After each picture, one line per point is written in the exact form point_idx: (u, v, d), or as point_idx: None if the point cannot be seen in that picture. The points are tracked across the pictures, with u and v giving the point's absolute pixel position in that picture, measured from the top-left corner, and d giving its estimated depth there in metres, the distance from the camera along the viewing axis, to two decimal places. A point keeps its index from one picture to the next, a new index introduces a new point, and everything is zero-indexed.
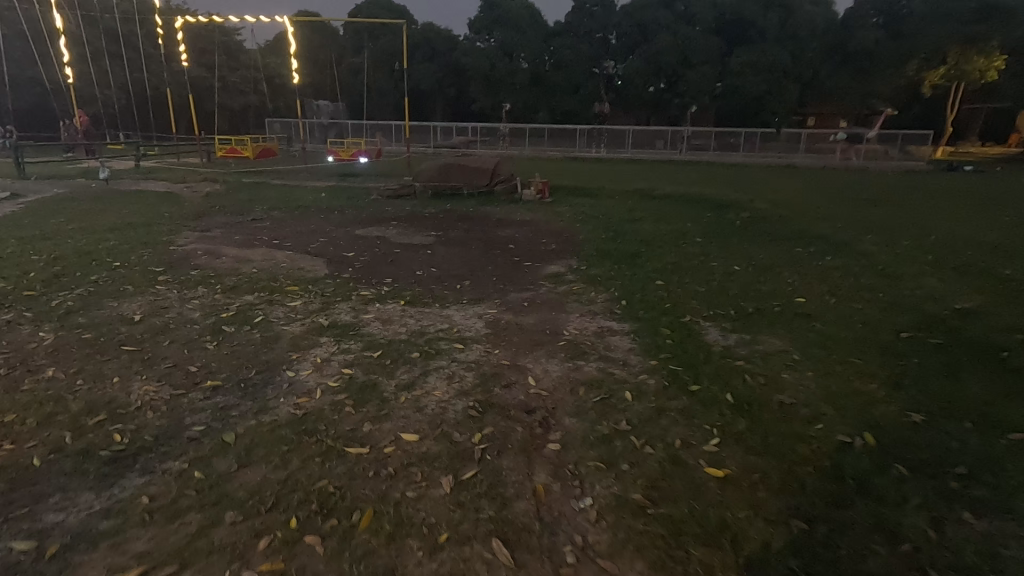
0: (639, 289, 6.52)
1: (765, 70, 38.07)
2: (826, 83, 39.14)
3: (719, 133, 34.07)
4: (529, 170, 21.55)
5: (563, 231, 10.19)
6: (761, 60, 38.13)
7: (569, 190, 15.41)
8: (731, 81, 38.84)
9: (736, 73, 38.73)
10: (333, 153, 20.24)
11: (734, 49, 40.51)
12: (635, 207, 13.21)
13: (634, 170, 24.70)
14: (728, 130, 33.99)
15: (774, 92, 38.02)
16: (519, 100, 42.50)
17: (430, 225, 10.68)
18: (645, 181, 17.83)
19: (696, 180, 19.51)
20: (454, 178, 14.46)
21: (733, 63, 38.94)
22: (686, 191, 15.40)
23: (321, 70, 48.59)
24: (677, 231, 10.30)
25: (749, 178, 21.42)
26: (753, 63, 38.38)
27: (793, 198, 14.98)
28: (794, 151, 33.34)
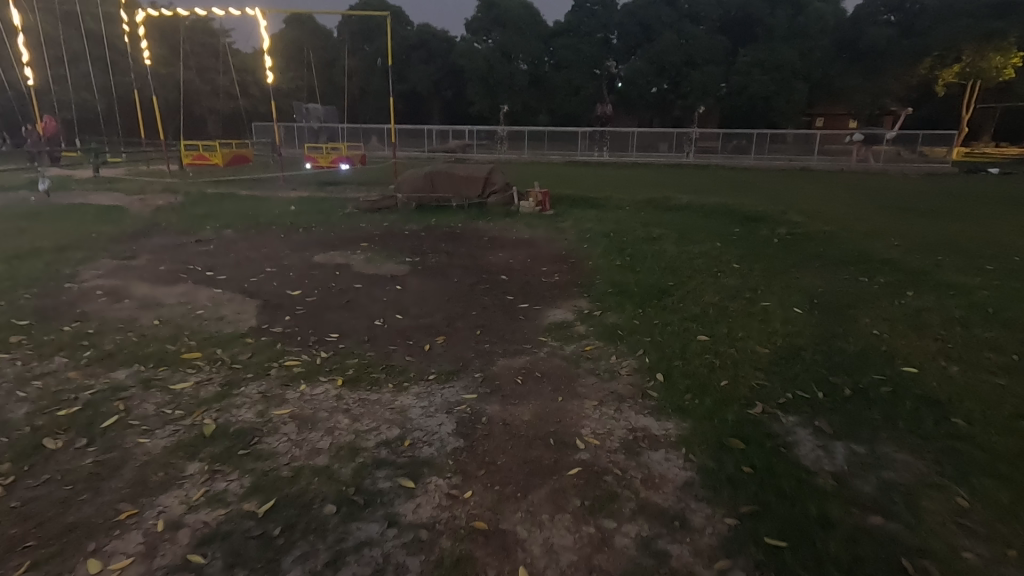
0: (676, 350, 4.74)
1: (773, 69, 36.40)
2: (837, 83, 37.46)
3: (729, 134, 32.20)
4: (527, 176, 19.81)
5: (568, 256, 8.36)
6: (770, 58, 36.44)
7: (570, 200, 13.63)
8: (738, 81, 37.15)
9: (743, 73, 37.03)
10: (312, 159, 18.43)
11: (741, 49, 38.89)
12: (649, 220, 11.42)
13: (642, 176, 22.97)
14: (739, 132, 32.09)
15: (783, 93, 36.32)
16: (518, 103, 40.81)
17: (408, 248, 8.88)
18: (655, 190, 16.05)
19: (710, 186, 17.78)
20: (441, 189, 12.66)
21: (741, 63, 37.28)
22: (705, 200, 13.61)
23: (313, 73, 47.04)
24: (705, 253, 8.50)
25: (768, 184, 19.68)
26: (762, 62, 36.73)
27: (827, 207, 13.19)
28: (808, 153, 31.51)
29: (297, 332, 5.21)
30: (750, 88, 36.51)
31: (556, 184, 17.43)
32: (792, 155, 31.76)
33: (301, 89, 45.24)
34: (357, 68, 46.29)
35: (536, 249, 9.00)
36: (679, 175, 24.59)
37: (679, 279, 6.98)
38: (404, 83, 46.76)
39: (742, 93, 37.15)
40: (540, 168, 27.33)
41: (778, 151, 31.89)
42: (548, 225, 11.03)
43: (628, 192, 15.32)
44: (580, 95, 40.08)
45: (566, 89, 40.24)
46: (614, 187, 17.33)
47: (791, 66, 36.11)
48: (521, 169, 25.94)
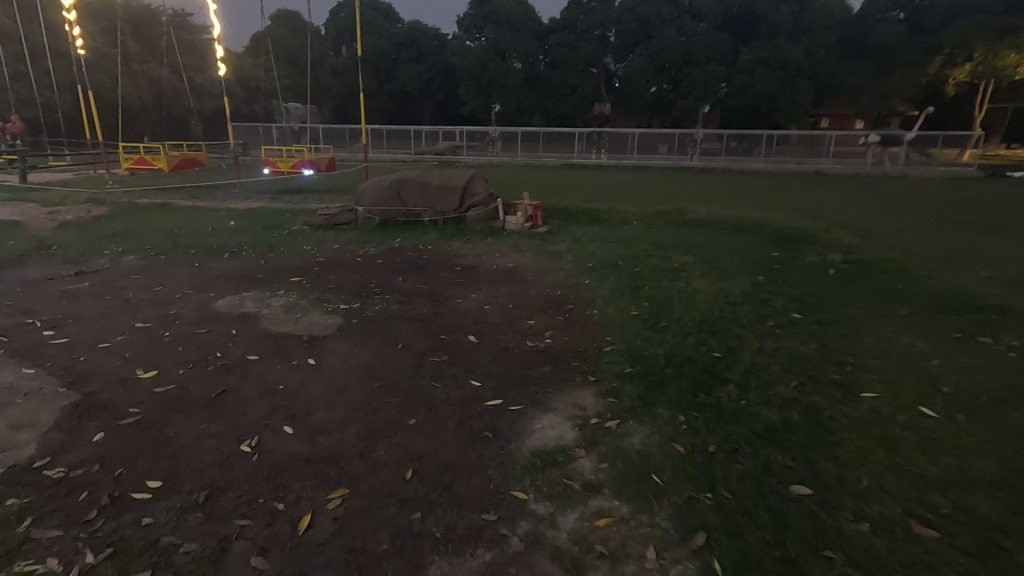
0: (766, 539, 2.56)
1: (779, 67, 34.24)
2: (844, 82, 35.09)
3: (738, 134, 29.92)
4: (518, 184, 17.69)
5: (565, 300, 6.15)
6: (774, 55, 34.25)
7: (565, 214, 11.48)
8: (741, 79, 35.03)
9: (747, 71, 34.89)
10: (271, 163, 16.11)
11: (744, 46, 36.75)
12: (666, 242, 9.27)
13: (648, 182, 20.84)
14: (749, 132, 29.82)
15: (789, 92, 34.22)
16: (511, 102, 38.58)
17: (352, 287, 6.64)
18: (664, 200, 13.95)
19: (724, 195, 15.72)
20: (408, 201, 10.43)
21: (744, 61, 35.19)
22: (727, 212, 11.49)
23: (299, 71, 44.86)
24: (749, 294, 6.32)
25: (787, 191, 17.61)
26: (766, 61, 34.52)
27: (873, 222, 11.09)
28: (817, 156, 29.36)
29: (89, 479, 2.98)
30: (755, 87, 34.39)
31: (548, 193, 15.30)
32: (802, 157, 29.59)
33: (285, 89, 43.03)
34: (345, 68, 44.13)
35: (523, 286, 6.79)
36: (685, 180, 22.55)
37: (728, 347, 4.77)
38: (393, 83, 44.54)
39: (745, 92, 35.06)
40: (533, 172, 25.19)
41: (788, 152, 29.69)
42: (540, 248, 8.84)
43: (633, 203, 13.18)
44: (576, 95, 37.85)
45: (562, 88, 37.99)
46: (615, 196, 15.21)
47: (799, 64, 34.00)
48: (515, 174, 23.84)
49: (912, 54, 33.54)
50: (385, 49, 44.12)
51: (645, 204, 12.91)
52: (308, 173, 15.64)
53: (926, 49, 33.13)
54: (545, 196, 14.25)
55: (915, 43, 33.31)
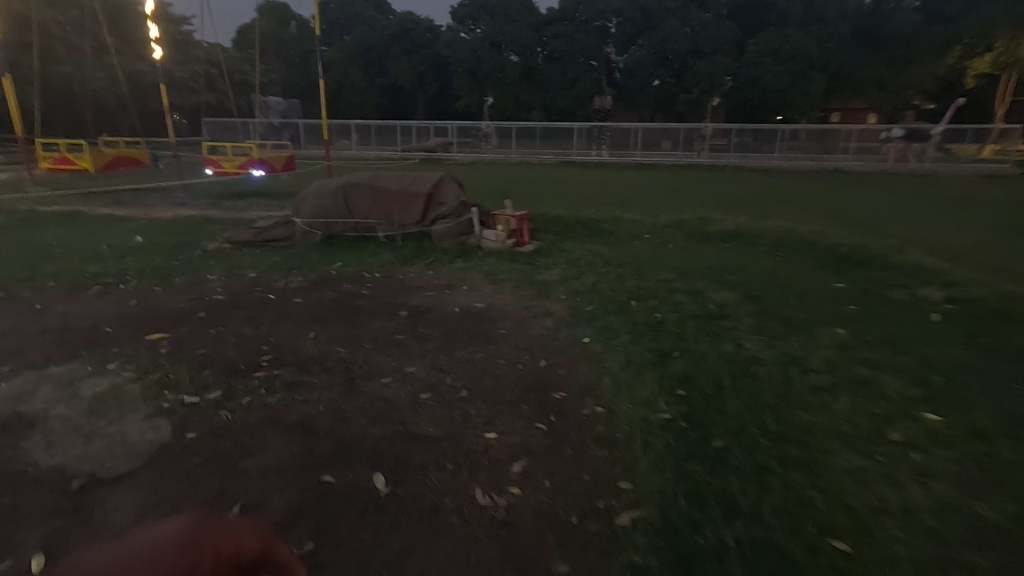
0: None
1: (789, 59, 31.92)
2: (858, 75, 32.43)
3: (749, 128, 27.43)
4: (509, 188, 15.49)
5: (552, 383, 3.91)
6: (784, 46, 31.88)
7: (558, 226, 9.27)
8: (749, 72, 32.67)
9: (754, 63, 32.62)
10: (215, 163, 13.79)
11: (753, 37, 34.42)
12: (692, 268, 7.06)
13: (657, 183, 18.64)
14: (764, 125, 27.35)
15: (800, 84, 31.90)
16: (506, 97, 36.28)
17: (228, 354, 4.39)
18: (675, 206, 11.77)
19: (747, 200, 13.54)
20: (357, 211, 8.16)
21: (751, 51, 32.88)
22: (763, 223, 9.26)
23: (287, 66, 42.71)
24: (839, 365, 4.10)
25: (815, 193, 15.40)
26: (775, 51, 32.16)
27: (942, 235, 8.87)
28: (831, 151, 26.85)
29: None
30: (763, 80, 32.04)
31: (541, 199, 13.13)
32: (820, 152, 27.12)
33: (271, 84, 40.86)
34: (335, 61, 41.94)
35: (491, 348, 4.55)
36: (698, 180, 20.33)
37: (853, 512, 2.59)
38: (385, 77, 42.26)
39: (753, 85, 32.70)
40: (527, 172, 22.96)
41: (803, 148, 27.23)
42: (524, 277, 6.63)
43: (643, 210, 10.98)
44: (575, 88, 35.48)
45: (560, 81, 35.64)
46: (619, 201, 13.04)
47: (811, 55, 31.67)
48: (506, 175, 21.65)
49: (930, 45, 31.22)
50: (375, 41, 41.83)
51: (658, 212, 10.71)
52: (258, 173, 13.39)
53: (945, 38, 30.83)
54: (536, 204, 12.08)
55: (933, 31, 31.00)
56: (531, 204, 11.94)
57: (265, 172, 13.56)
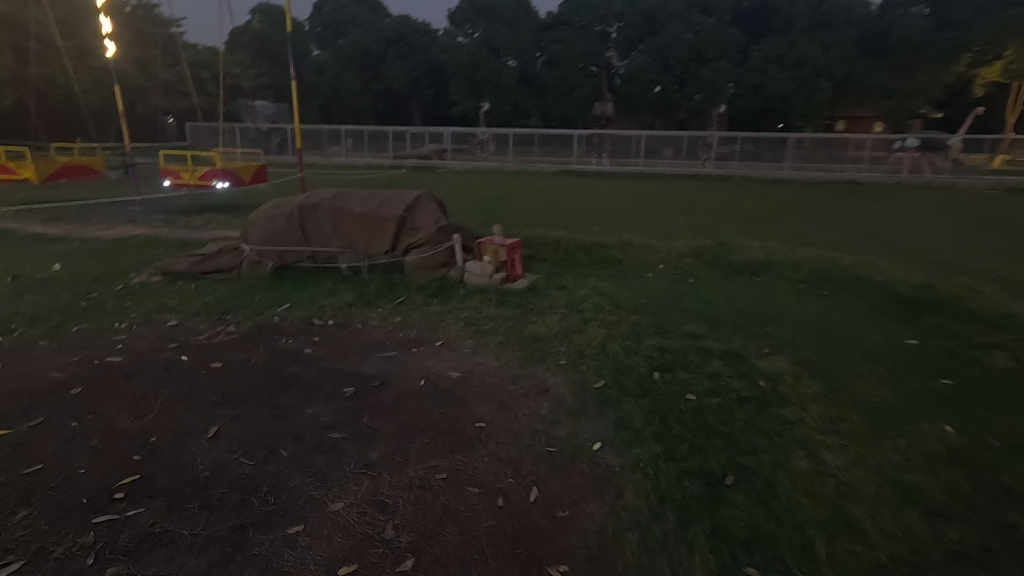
0: None
1: (795, 65, 30.75)
2: (865, 82, 31.12)
3: (756, 136, 26.13)
4: (502, 203, 14.18)
5: (545, 538, 2.58)
6: (789, 52, 30.77)
7: (557, 254, 7.93)
8: (754, 78, 31.49)
9: (758, 70, 31.45)
10: (170, 176, 11.93)
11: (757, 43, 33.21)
12: (724, 316, 5.73)
13: (664, 196, 17.38)
14: (773, 134, 26.08)
15: (806, 92, 30.71)
16: (503, 103, 34.97)
17: (77, 471, 3.03)
18: (689, 227, 10.48)
19: (764, 218, 12.27)
20: (315, 237, 6.80)
21: (755, 58, 31.74)
22: (796, 251, 7.94)
23: (280, 70, 41.51)
24: (974, 504, 2.78)
25: (837, 210, 14.12)
26: (780, 58, 31.02)
27: (1006, 267, 7.55)
28: (841, 160, 25.56)
29: None
30: (768, 87, 30.85)
31: (537, 217, 11.87)
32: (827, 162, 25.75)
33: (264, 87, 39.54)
34: (329, 65, 40.75)
35: (462, 461, 3.18)
36: (707, 193, 19.06)
37: None
38: (379, 82, 41.07)
39: (758, 93, 31.49)
40: (524, 183, 21.68)
41: (814, 158, 25.90)
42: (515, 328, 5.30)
43: (655, 233, 9.65)
44: (575, 94, 34.23)
45: (559, 87, 34.31)
46: (624, 219, 11.74)
47: (817, 62, 30.49)
48: (502, 185, 20.39)
49: (938, 52, 30.13)
50: (370, 45, 40.67)
51: (670, 236, 9.41)
52: (222, 185, 11.73)
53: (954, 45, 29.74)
54: (532, 225, 10.77)
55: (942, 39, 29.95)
56: (526, 225, 10.65)
57: (231, 184, 11.88)
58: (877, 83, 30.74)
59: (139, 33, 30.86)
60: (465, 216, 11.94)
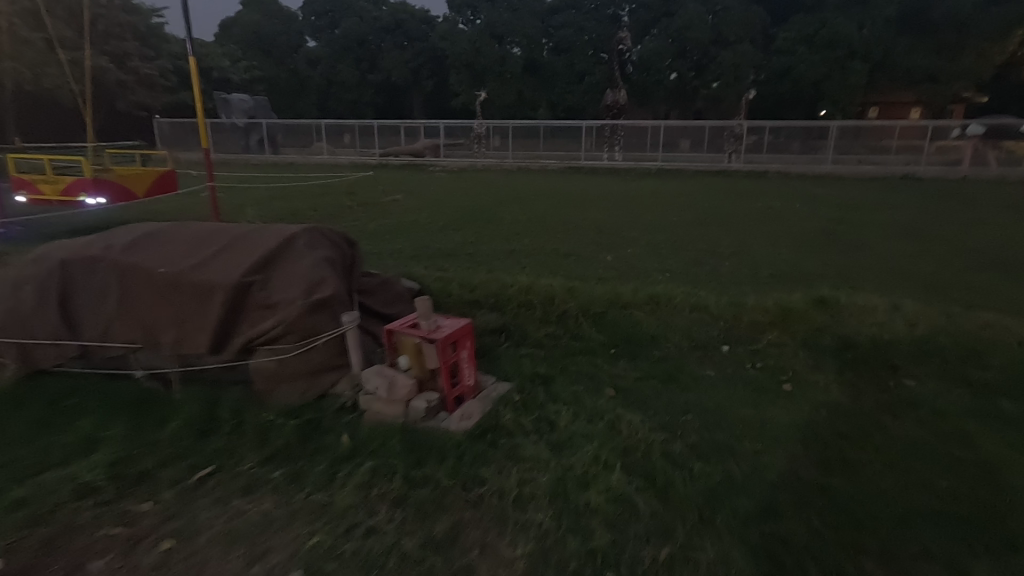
0: None
1: (826, 46, 27.04)
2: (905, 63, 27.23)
3: (786, 125, 22.58)
4: (487, 219, 11.07)
5: None
6: (820, 31, 27.11)
7: (551, 322, 4.81)
8: (781, 61, 27.90)
9: (785, 52, 27.98)
10: (29, 189, 8.87)
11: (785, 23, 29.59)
12: (917, 524, 2.59)
13: (700, 201, 14.08)
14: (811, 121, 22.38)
15: (840, 76, 26.91)
16: (508, 95, 31.69)
17: None
18: (743, 266, 7.24)
19: (836, 242, 8.94)
20: (87, 321, 3.61)
21: (781, 39, 28.15)
22: (958, 317, 4.68)
23: (273, 62, 38.68)
24: None
25: (925, 224, 10.57)
26: (810, 38, 27.29)
27: None
28: (880, 152, 21.99)
29: None
30: (797, 70, 27.23)
31: (529, 245, 8.68)
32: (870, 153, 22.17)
33: (255, 80, 36.74)
34: (323, 56, 37.63)
35: None
36: (749, 194, 15.69)
37: None
38: (376, 73, 37.88)
39: (787, 76, 27.85)
40: (530, 183, 18.45)
41: (855, 148, 22.23)
42: None
43: (701, 278, 6.43)
44: (583, 83, 30.84)
45: (567, 76, 31.00)
46: (647, 247, 8.50)
47: (852, 42, 26.61)
48: (502, 187, 17.18)
49: None
50: (365, 35, 37.49)
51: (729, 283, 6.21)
52: (91, 202, 8.66)
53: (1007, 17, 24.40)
54: (520, 261, 7.57)
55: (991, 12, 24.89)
56: (512, 262, 7.45)
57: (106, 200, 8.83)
58: (918, 64, 26.52)
59: (117, 23, 28.29)
60: (429, 243, 8.81)
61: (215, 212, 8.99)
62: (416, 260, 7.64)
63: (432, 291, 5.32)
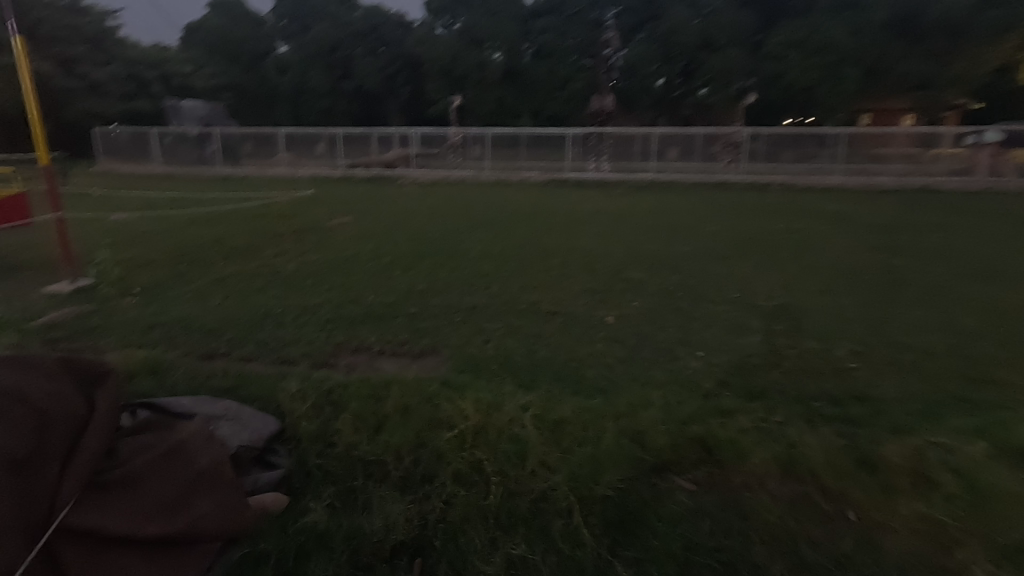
0: None
1: (817, 52, 25.01)
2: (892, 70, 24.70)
3: (777, 134, 20.45)
4: (444, 251, 8.81)
5: None
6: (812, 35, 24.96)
7: (509, 529, 3.06)
8: (771, 67, 25.82)
9: (775, 57, 26.00)
10: None
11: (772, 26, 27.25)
12: None
13: (711, 223, 11.78)
14: (803, 128, 20.24)
15: (830, 82, 24.93)
16: (489, 101, 29.36)
17: None
18: (803, 343, 4.94)
19: (902, 290, 6.64)
20: None
21: (771, 44, 26.10)
22: None
23: (241, 68, 36.14)
24: None
25: (995, 260, 8.28)
26: (802, 43, 25.26)
27: None
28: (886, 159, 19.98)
29: None
30: (788, 77, 25.14)
31: (496, 299, 6.28)
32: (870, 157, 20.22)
33: (221, 87, 34.09)
34: (294, 62, 34.63)
35: None
36: (761, 213, 13.53)
37: None
38: (349, 80, 35.18)
39: (777, 82, 25.85)
40: (511, 198, 16.14)
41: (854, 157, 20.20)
42: None
43: (758, 381, 4.11)
44: (567, 90, 28.69)
45: (551, 82, 28.83)
46: (656, 302, 6.14)
47: (842, 48, 24.42)
48: (482, 204, 14.73)
49: None
50: (339, 40, 34.81)
51: (806, 389, 3.95)
52: None
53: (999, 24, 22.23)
54: (480, 334, 5.22)
55: (987, 14, 22.50)
56: (467, 339, 5.07)
57: None
58: (914, 70, 24.12)
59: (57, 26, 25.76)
60: (361, 296, 6.42)
61: (65, 258, 6.65)
62: (327, 332, 5.19)
63: (312, 435, 3.36)
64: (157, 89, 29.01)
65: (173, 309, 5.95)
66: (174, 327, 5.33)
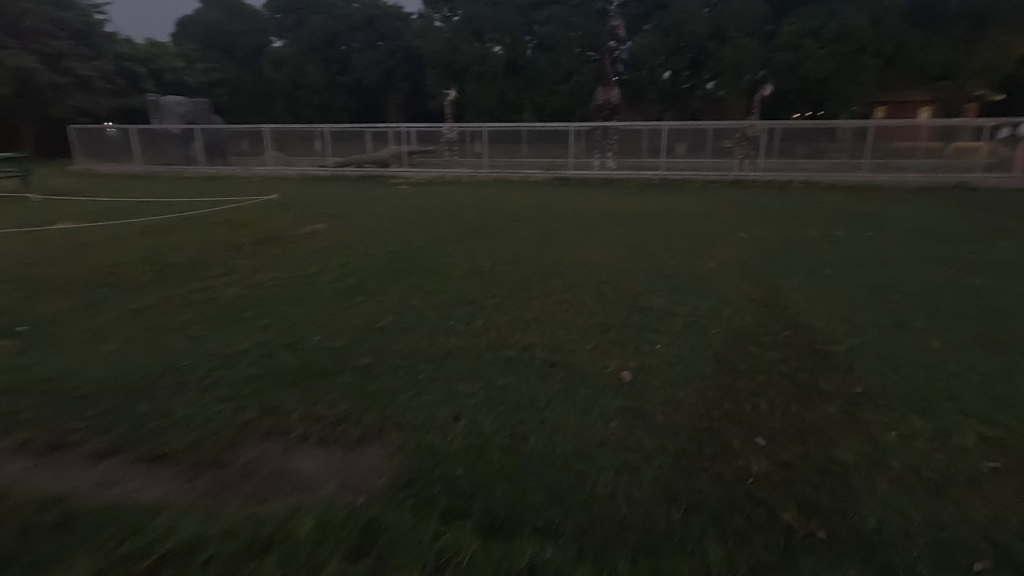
0: None
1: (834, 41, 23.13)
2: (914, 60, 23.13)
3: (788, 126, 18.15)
4: (422, 269, 7.30)
5: None
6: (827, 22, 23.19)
7: None
8: (784, 57, 23.95)
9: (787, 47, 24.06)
10: None
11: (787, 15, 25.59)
12: None
13: (734, 229, 10.31)
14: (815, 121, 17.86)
15: (849, 72, 23.12)
16: (490, 96, 27.82)
17: None
18: (904, 423, 3.46)
19: (997, 327, 5.18)
20: None
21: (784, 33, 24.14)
22: None
23: (236, 63, 34.62)
24: None
25: None
26: (817, 31, 23.38)
27: None
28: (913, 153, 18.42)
29: None
30: (803, 67, 23.32)
31: (477, 343, 4.80)
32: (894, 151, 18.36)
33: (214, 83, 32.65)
34: (288, 56, 32.99)
35: None
36: (789, 217, 12.02)
37: None
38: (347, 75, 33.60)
39: (791, 73, 24.09)
40: (512, 200, 14.68)
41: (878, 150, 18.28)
42: None
43: (866, 514, 2.66)
44: (572, 82, 27.10)
45: (555, 75, 27.29)
46: (686, 349, 4.67)
47: (863, 37, 22.62)
48: (478, 207, 13.28)
49: None
50: (335, 33, 33.40)
51: (944, 535, 2.52)
52: None
53: None
54: (451, 405, 3.75)
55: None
56: (430, 416, 3.59)
57: None
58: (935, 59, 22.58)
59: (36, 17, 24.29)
60: (304, 338, 4.96)
61: None
62: (233, 404, 3.69)
63: None
64: (148, 85, 27.59)
65: (53, 360, 4.49)
66: (35, 394, 3.88)
